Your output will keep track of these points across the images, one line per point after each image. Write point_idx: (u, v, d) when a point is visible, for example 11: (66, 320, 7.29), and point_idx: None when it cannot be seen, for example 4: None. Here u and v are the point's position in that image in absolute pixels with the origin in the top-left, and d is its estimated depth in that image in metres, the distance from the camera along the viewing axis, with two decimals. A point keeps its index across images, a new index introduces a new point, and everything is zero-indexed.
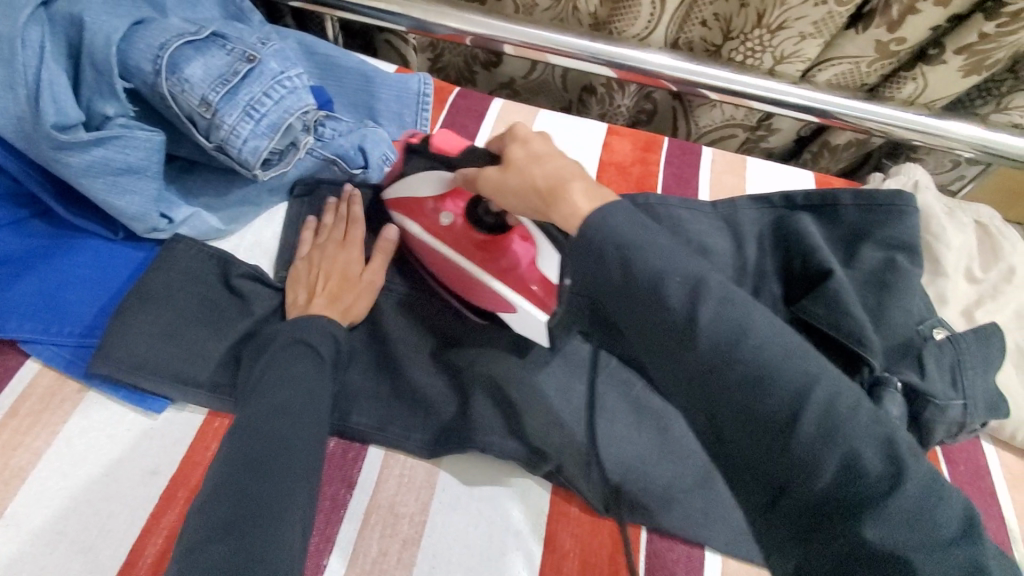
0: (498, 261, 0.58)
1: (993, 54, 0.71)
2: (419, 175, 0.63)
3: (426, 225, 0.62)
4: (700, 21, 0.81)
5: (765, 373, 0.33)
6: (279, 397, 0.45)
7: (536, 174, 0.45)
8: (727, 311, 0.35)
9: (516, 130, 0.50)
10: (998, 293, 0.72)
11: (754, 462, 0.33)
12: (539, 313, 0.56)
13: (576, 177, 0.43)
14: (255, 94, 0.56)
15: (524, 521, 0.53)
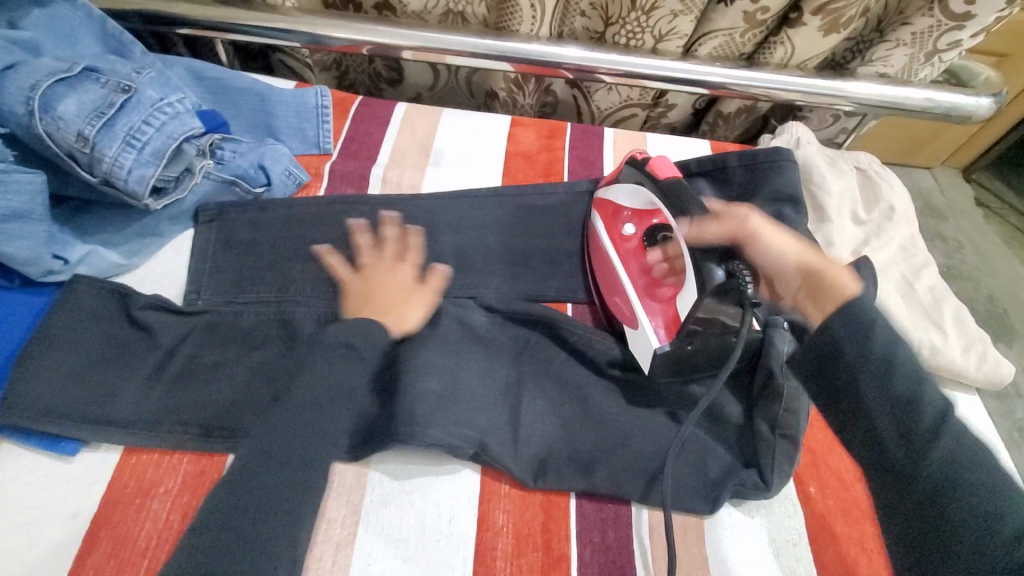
0: (652, 289, 0.64)
1: (846, 11, 0.77)
2: (616, 185, 0.70)
3: (612, 233, 0.69)
4: (579, 13, 0.87)
5: (992, 515, 0.42)
6: (311, 394, 0.54)
7: (804, 254, 0.58)
8: (965, 453, 0.44)
9: (755, 218, 0.61)
10: (883, 230, 0.78)
11: (953, 552, 0.42)
12: (654, 342, 0.60)
13: (832, 273, 0.54)
14: (134, 123, 0.57)
15: (456, 506, 0.56)
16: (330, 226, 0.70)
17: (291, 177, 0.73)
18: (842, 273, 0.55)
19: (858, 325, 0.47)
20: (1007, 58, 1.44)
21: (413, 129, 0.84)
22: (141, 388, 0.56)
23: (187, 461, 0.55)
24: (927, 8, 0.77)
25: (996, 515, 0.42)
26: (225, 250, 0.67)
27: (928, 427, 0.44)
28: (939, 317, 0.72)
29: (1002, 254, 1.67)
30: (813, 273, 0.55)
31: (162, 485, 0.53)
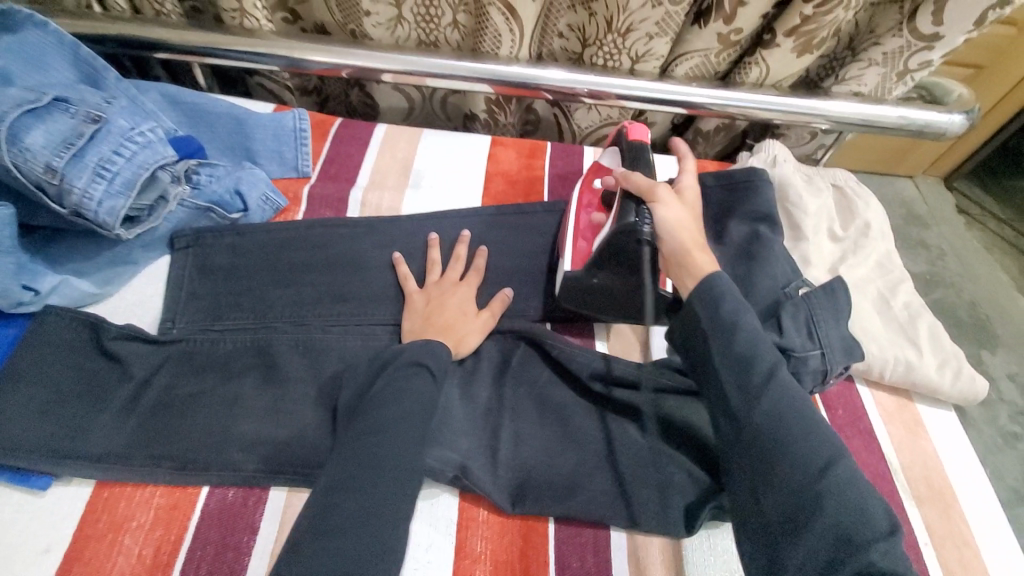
0: (584, 230, 0.69)
1: (817, 33, 0.78)
2: (611, 150, 0.76)
3: (583, 183, 0.74)
4: (557, 33, 0.88)
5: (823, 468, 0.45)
6: (396, 411, 0.52)
7: (696, 238, 0.60)
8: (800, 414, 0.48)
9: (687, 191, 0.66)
10: (859, 247, 0.79)
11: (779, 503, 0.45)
12: (566, 267, 0.67)
13: (700, 248, 0.59)
14: (104, 153, 0.57)
15: (434, 534, 0.55)
16: (309, 250, 0.70)
17: (267, 203, 0.73)
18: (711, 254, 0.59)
19: (711, 299, 0.54)
20: (983, 70, 1.47)
21: (394, 150, 0.84)
22: (113, 420, 0.56)
23: (160, 494, 0.54)
24: (896, 27, 0.79)
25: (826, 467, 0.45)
26: (202, 276, 0.66)
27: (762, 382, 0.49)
28: (913, 333, 0.72)
29: (984, 261, 1.69)
30: (691, 251, 0.58)
31: (134, 519, 0.52)
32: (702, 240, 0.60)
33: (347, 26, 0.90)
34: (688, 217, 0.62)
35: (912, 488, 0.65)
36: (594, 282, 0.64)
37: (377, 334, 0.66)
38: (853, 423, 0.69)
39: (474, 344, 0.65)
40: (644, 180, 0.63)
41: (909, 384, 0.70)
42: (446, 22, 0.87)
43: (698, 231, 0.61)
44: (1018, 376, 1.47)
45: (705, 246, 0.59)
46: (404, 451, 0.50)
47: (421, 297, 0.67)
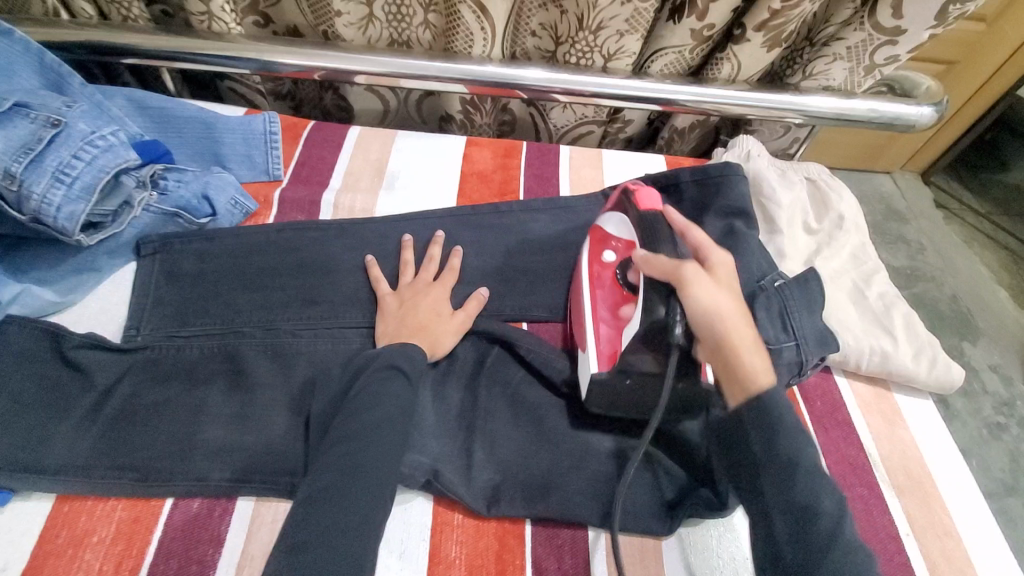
0: (604, 314, 0.62)
1: (785, 27, 0.79)
2: (609, 214, 0.69)
3: (593, 259, 0.68)
4: (530, 32, 0.88)
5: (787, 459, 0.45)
6: (376, 416, 0.50)
7: (739, 326, 0.51)
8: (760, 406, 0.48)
9: (723, 269, 0.55)
10: (833, 240, 0.79)
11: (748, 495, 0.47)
12: (593, 367, 0.58)
13: (758, 371, 0.50)
14: (63, 157, 0.55)
15: (409, 539, 0.54)
16: (279, 254, 0.69)
17: (237, 206, 0.72)
18: (764, 365, 0.50)
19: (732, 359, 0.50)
20: (955, 65, 1.49)
21: (367, 152, 0.83)
22: (74, 433, 0.54)
23: (122, 507, 0.52)
24: (858, 22, 0.80)
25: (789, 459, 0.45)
26: (168, 283, 0.65)
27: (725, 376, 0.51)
28: (889, 323, 0.72)
29: (962, 254, 1.71)
30: (735, 348, 0.51)
31: (96, 534, 0.51)
32: (754, 341, 0.52)
33: (319, 27, 0.89)
34: (730, 300, 0.53)
35: (891, 478, 0.65)
36: (628, 383, 0.56)
37: (350, 337, 0.64)
38: (831, 415, 0.68)
39: (450, 345, 0.64)
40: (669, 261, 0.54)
41: (886, 374, 0.70)
42: (418, 22, 0.87)
43: (743, 319, 0.52)
44: (998, 367, 1.49)
45: (755, 349, 0.51)
46: (391, 459, 0.48)
47: (394, 299, 0.66)
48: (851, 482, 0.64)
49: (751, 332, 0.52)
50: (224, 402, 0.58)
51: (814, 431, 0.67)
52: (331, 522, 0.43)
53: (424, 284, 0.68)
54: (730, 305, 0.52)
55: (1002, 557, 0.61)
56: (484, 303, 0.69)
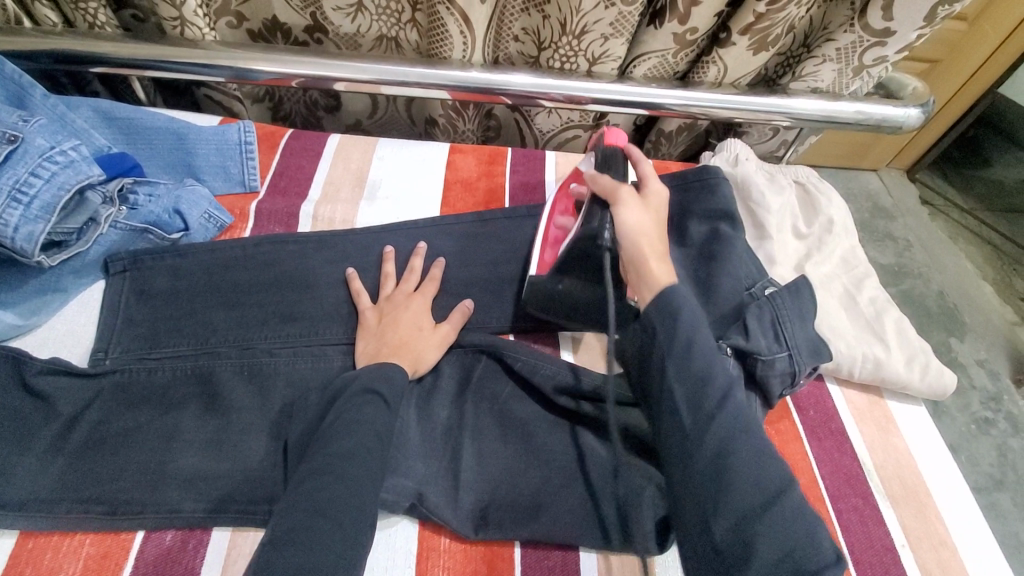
0: (552, 233, 0.68)
1: (771, 30, 0.78)
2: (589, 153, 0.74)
3: (563, 190, 0.72)
4: (513, 36, 0.87)
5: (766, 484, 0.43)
6: (348, 444, 0.48)
7: (654, 245, 0.55)
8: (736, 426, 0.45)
9: (654, 190, 0.60)
10: (823, 244, 0.78)
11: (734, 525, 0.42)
12: (531, 271, 0.66)
13: (665, 272, 0.53)
14: (19, 175, 0.52)
15: (394, 566, 0.52)
16: (256, 269, 0.66)
17: (211, 220, 0.69)
18: (669, 268, 0.53)
19: (667, 311, 0.49)
20: (938, 64, 1.50)
21: (347, 160, 0.81)
22: (38, 465, 0.51)
23: (89, 542, 0.50)
24: (848, 23, 0.79)
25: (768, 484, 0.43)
26: (139, 302, 0.62)
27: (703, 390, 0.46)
28: (880, 329, 0.72)
29: (948, 250, 1.72)
30: (646, 257, 0.53)
31: (60, 572, 0.48)
32: (666, 256, 0.54)
33: (308, 10, 0.85)
34: (652, 223, 0.56)
35: (886, 488, 0.64)
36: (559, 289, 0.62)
37: (330, 356, 0.62)
38: (825, 424, 0.67)
39: (433, 360, 0.62)
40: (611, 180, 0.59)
41: (879, 381, 0.69)
42: (406, 19, 0.85)
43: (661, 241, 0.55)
44: (985, 363, 1.50)
45: (668, 267, 0.53)
46: (364, 488, 0.47)
47: (374, 314, 0.64)
48: (846, 493, 0.63)
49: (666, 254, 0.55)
50: (198, 426, 0.56)
51: (808, 441, 0.66)
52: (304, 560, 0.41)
53: (405, 296, 0.66)
54: (650, 227, 0.56)
55: (998, 566, 0.60)
56: (468, 316, 0.67)
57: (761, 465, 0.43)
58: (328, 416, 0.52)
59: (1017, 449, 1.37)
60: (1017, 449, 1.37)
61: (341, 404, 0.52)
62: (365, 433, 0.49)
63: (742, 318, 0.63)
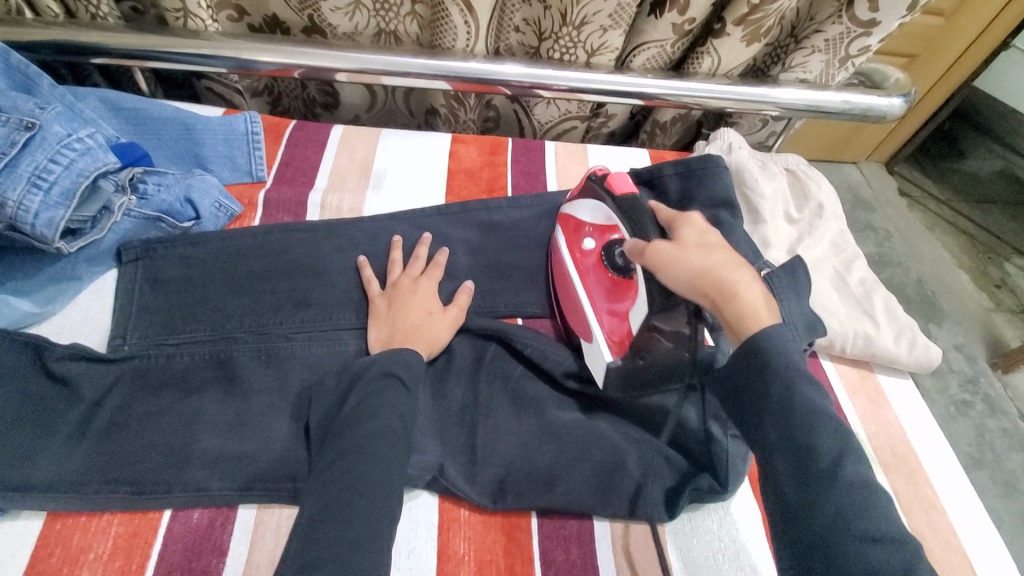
0: (610, 302, 0.63)
1: (763, 22, 0.81)
2: (577, 201, 0.70)
3: (572, 248, 0.68)
4: (513, 27, 0.88)
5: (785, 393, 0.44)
6: (377, 423, 0.50)
7: (750, 285, 0.49)
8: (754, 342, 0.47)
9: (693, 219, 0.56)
10: (814, 228, 0.82)
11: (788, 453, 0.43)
12: (606, 355, 0.60)
13: (748, 295, 0.49)
14: (39, 162, 0.53)
15: (417, 538, 0.54)
16: (268, 257, 0.67)
17: (221, 210, 0.70)
18: (758, 293, 0.49)
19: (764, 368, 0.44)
20: (916, 59, 1.54)
21: (352, 151, 0.82)
22: (62, 448, 0.52)
23: (118, 521, 0.51)
24: (836, 15, 0.82)
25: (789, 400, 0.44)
26: (154, 290, 0.63)
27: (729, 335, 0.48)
28: (870, 307, 0.75)
29: (925, 239, 1.79)
30: (726, 290, 0.49)
31: (91, 550, 0.49)
32: (755, 284, 0.50)
33: (305, 12, 0.86)
34: (709, 255, 0.51)
35: (878, 457, 0.67)
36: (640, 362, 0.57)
37: (345, 339, 0.63)
38: None
39: (445, 342, 0.64)
40: (641, 244, 0.55)
41: (870, 356, 0.73)
42: (405, 12, 0.85)
43: (739, 266, 0.51)
44: (963, 346, 1.56)
45: (760, 298, 0.49)
46: (392, 465, 0.49)
47: (384, 301, 0.65)
48: None
49: (746, 270, 0.51)
50: (219, 409, 0.57)
51: None
52: (344, 535, 0.43)
53: (414, 281, 0.68)
54: (722, 261, 0.51)
55: (982, 526, 0.64)
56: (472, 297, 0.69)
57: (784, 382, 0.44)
58: (351, 398, 0.54)
59: (992, 429, 1.44)
60: (993, 429, 1.44)
61: (363, 385, 0.54)
62: (389, 412, 0.51)
63: None
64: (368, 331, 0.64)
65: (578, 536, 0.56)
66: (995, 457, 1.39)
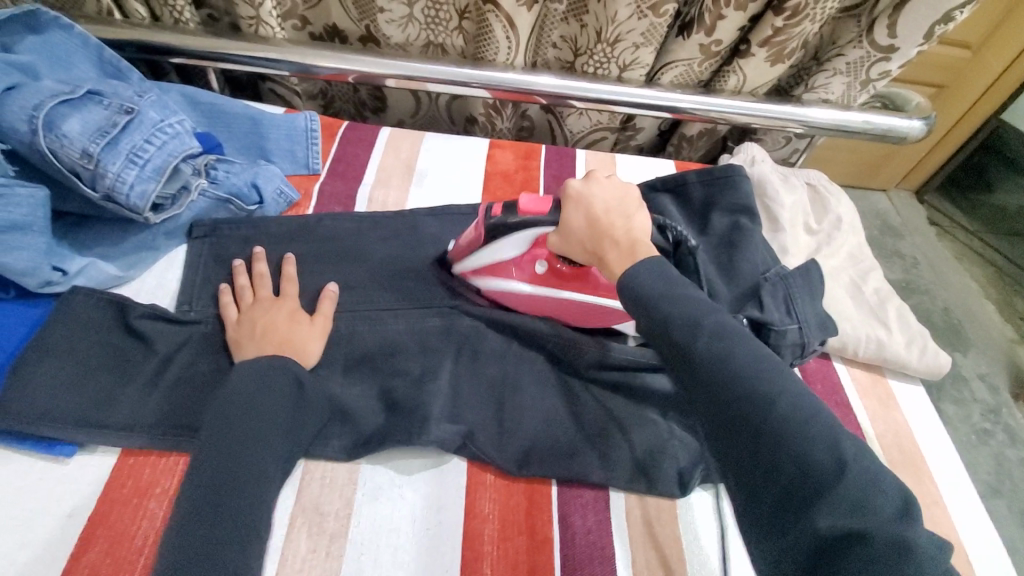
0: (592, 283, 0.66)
1: (787, 44, 0.86)
2: (487, 245, 0.66)
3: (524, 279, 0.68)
4: (551, 44, 0.95)
5: (746, 391, 0.45)
6: None
7: (613, 250, 0.56)
8: (719, 345, 0.47)
9: (568, 195, 0.60)
10: (832, 240, 0.85)
11: (768, 477, 0.42)
12: None
13: (612, 254, 0.56)
14: (136, 141, 0.60)
15: (446, 497, 0.59)
16: (321, 242, 0.74)
17: (281, 196, 0.77)
18: (620, 250, 0.56)
19: (716, 356, 0.47)
20: (944, 89, 1.57)
21: (397, 151, 0.89)
22: (138, 393, 0.59)
23: (184, 462, 0.56)
24: (857, 39, 0.87)
25: (761, 415, 0.43)
26: (217, 264, 0.70)
27: (688, 348, 0.48)
28: (884, 315, 0.79)
29: (952, 268, 1.79)
30: (597, 257, 0.58)
31: (159, 485, 0.55)
32: (628, 245, 0.56)
33: (363, 22, 0.95)
34: (579, 227, 0.59)
35: (885, 454, 0.70)
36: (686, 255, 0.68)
37: (386, 318, 0.69)
38: (832, 396, 0.74)
39: (318, 350, 0.64)
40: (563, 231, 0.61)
41: (881, 360, 0.76)
42: (452, 27, 0.93)
43: (605, 232, 0.57)
44: (987, 377, 1.55)
45: (622, 252, 0.56)
46: None
47: (246, 325, 0.62)
48: None
49: (619, 231, 0.57)
50: None
51: None
52: None
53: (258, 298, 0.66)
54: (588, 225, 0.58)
55: (986, 530, 0.66)
56: (334, 303, 0.68)
57: (753, 375, 0.45)
58: None
59: (1013, 459, 1.43)
60: (1014, 459, 1.42)
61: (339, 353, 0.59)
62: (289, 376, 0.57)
63: (758, 295, 0.70)
64: (234, 351, 0.62)
65: (595, 506, 0.60)
66: (1013, 488, 1.38)
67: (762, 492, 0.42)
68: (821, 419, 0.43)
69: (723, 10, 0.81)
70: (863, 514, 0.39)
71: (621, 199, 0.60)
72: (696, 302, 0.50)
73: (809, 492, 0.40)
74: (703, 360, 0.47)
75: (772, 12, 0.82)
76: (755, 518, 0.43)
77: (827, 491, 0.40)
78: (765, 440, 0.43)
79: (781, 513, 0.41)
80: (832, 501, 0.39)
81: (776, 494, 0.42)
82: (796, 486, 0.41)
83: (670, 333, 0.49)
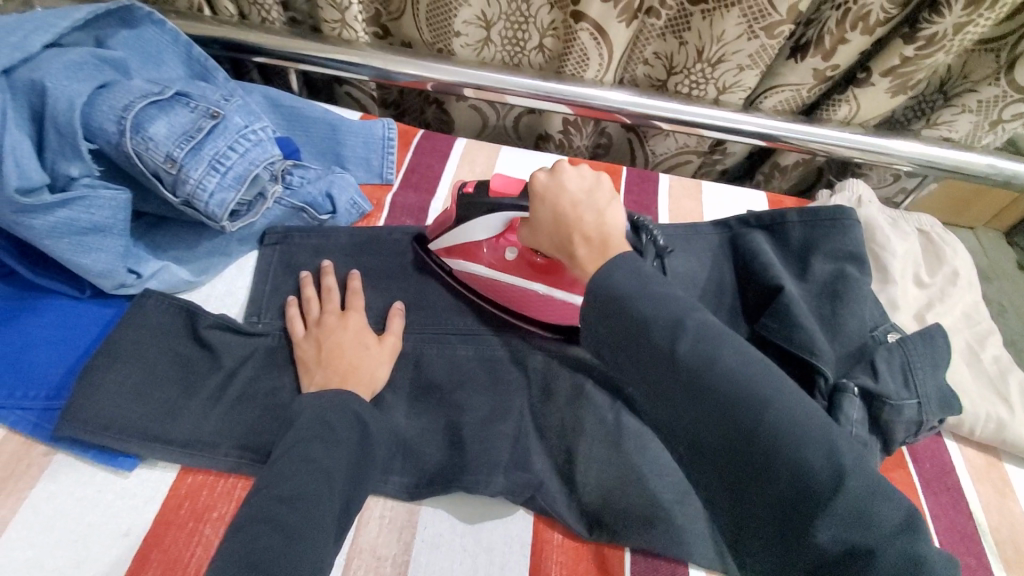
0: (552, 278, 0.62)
1: (914, 75, 0.77)
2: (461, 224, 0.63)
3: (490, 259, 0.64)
4: (642, 60, 0.88)
5: (734, 399, 0.37)
6: None
7: (583, 246, 0.49)
8: (703, 345, 0.39)
9: (534, 183, 0.53)
10: (946, 295, 0.76)
11: (757, 492, 0.36)
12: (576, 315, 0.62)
13: (579, 249, 0.50)
14: (219, 148, 0.59)
15: (509, 552, 0.54)
16: (390, 258, 0.71)
17: (354, 207, 0.75)
18: (586, 245, 0.49)
19: (703, 354, 0.39)
20: None
21: (472, 164, 0.85)
22: (202, 408, 0.57)
23: (242, 486, 0.54)
24: (993, 76, 0.77)
25: (755, 425, 0.36)
26: (285, 275, 0.67)
27: (665, 352, 0.40)
28: (1005, 389, 0.69)
29: None
30: (569, 254, 0.51)
31: (216, 510, 0.52)
32: (600, 240, 0.49)
33: (434, 46, 0.92)
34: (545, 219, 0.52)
35: (1000, 551, 0.61)
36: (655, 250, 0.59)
37: (454, 344, 0.65)
38: (941, 479, 0.65)
39: (384, 377, 0.60)
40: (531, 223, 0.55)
41: (1001, 443, 0.67)
42: (532, 46, 0.88)
43: (573, 227, 0.50)
44: None
45: (598, 250, 0.48)
46: None
47: (311, 345, 0.59)
48: (958, 551, 0.60)
49: (590, 225, 0.50)
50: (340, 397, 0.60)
51: (923, 494, 0.64)
52: None
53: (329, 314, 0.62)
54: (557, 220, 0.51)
55: None
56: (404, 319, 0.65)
57: (744, 378, 0.38)
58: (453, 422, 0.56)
59: None
60: None
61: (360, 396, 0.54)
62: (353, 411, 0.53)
63: (870, 359, 0.62)
64: (299, 371, 0.59)
65: None
66: None
67: (753, 509, 0.36)
68: (817, 422, 0.37)
69: (848, 33, 0.74)
70: (869, 529, 0.33)
71: (596, 189, 0.52)
72: (676, 299, 0.42)
73: (808, 509, 0.34)
74: (684, 363, 0.39)
75: (902, 40, 0.74)
76: (749, 539, 0.37)
77: (829, 507, 0.34)
78: (754, 451, 0.36)
79: (777, 530, 0.35)
80: (834, 516, 0.33)
81: (770, 513, 0.35)
82: (791, 501, 0.35)
83: (645, 335, 0.40)
